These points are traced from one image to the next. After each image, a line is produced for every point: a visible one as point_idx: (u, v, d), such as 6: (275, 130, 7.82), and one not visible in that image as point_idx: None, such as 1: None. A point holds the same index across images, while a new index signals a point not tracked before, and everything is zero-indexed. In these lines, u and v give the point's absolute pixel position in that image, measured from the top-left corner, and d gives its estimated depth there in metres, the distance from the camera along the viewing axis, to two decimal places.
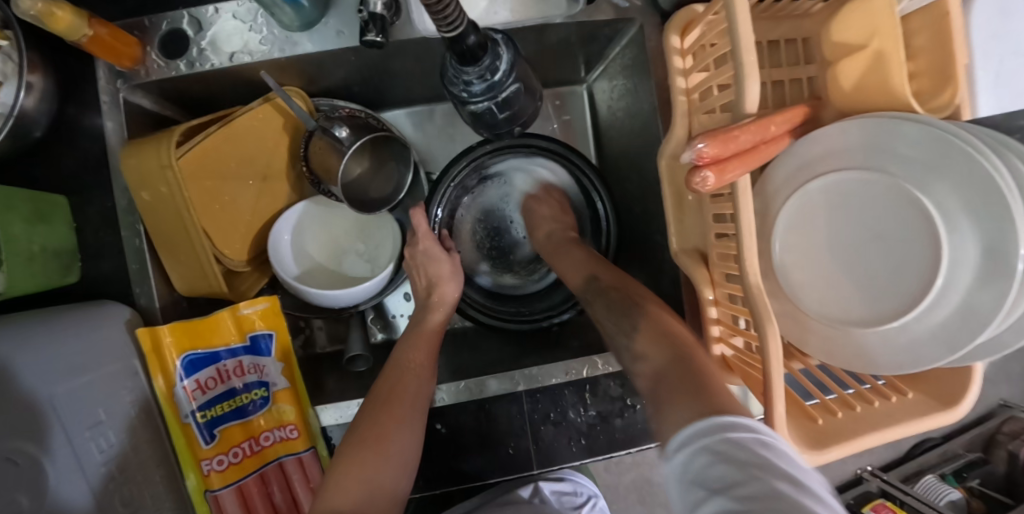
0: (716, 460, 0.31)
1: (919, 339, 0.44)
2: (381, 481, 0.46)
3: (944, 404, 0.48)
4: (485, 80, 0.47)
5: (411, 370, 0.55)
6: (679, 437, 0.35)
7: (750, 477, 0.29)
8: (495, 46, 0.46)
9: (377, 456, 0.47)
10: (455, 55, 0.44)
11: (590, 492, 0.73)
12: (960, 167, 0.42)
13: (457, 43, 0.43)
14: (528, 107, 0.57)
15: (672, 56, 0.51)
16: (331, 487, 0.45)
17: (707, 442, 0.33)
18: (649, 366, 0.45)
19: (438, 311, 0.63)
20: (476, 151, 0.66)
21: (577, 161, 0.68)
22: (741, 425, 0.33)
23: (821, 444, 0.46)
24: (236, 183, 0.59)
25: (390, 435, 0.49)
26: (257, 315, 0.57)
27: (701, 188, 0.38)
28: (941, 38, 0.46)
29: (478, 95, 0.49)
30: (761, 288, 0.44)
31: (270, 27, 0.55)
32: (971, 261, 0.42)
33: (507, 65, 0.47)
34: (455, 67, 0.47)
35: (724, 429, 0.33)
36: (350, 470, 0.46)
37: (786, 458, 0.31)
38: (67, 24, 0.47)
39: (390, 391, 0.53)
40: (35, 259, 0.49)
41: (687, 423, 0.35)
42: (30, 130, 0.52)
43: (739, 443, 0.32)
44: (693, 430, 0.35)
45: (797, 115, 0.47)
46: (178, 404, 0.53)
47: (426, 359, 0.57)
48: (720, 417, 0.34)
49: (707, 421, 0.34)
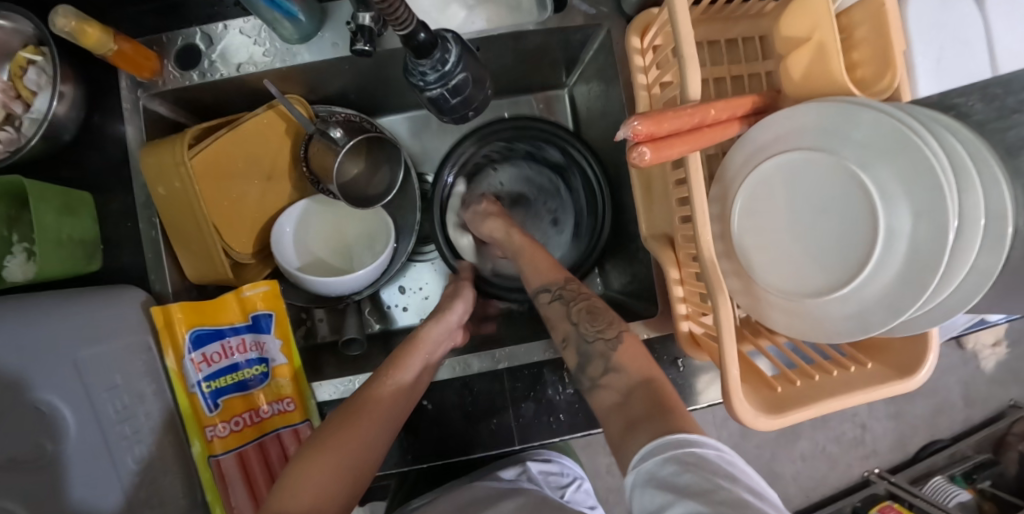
0: (684, 469, 0.37)
1: (865, 308, 0.47)
2: (335, 485, 0.47)
3: (900, 374, 0.50)
4: (437, 70, 0.51)
5: (390, 382, 0.56)
6: (647, 450, 0.41)
7: (717, 486, 0.35)
8: (445, 42, 0.51)
9: (338, 460, 0.48)
10: (411, 49, 0.48)
11: (575, 474, 0.76)
12: (903, 150, 0.45)
13: (409, 40, 0.47)
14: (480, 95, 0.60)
15: (633, 55, 0.56)
16: (289, 486, 0.46)
17: (674, 454, 0.39)
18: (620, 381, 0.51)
19: (438, 321, 0.63)
20: (477, 134, 0.74)
21: (559, 132, 0.73)
22: (702, 442, 0.40)
23: (779, 409, 0.49)
24: (242, 181, 0.65)
25: (361, 433, 0.51)
26: (258, 297, 0.62)
27: (638, 162, 0.42)
28: (878, 29, 0.49)
29: (432, 84, 0.53)
30: (715, 261, 0.47)
31: (272, 41, 0.61)
32: (905, 234, 0.46)
33: (456, 57, 0.52)
34: (412, 60, 0.51)
35: (688, 445, 0.39)
36: (309, 469, 0.47)
37: (736, 468, 0.39)
38: (95, 40, 0.53)
39: (370, 391, 0.55)
40: (62, 246, 0.56)
41: (657, 437, 0.41)
42: (60, 134, 0.59)
43: (704, 458, 0.38)
44: (660, 444, 0.41)
45: (742, 105, 0.51)
46: (185, 374, 0.58)
47: (408, 375, 0.58)
48: (683, 433, 0.41)
49: (673, 436, 0.41)
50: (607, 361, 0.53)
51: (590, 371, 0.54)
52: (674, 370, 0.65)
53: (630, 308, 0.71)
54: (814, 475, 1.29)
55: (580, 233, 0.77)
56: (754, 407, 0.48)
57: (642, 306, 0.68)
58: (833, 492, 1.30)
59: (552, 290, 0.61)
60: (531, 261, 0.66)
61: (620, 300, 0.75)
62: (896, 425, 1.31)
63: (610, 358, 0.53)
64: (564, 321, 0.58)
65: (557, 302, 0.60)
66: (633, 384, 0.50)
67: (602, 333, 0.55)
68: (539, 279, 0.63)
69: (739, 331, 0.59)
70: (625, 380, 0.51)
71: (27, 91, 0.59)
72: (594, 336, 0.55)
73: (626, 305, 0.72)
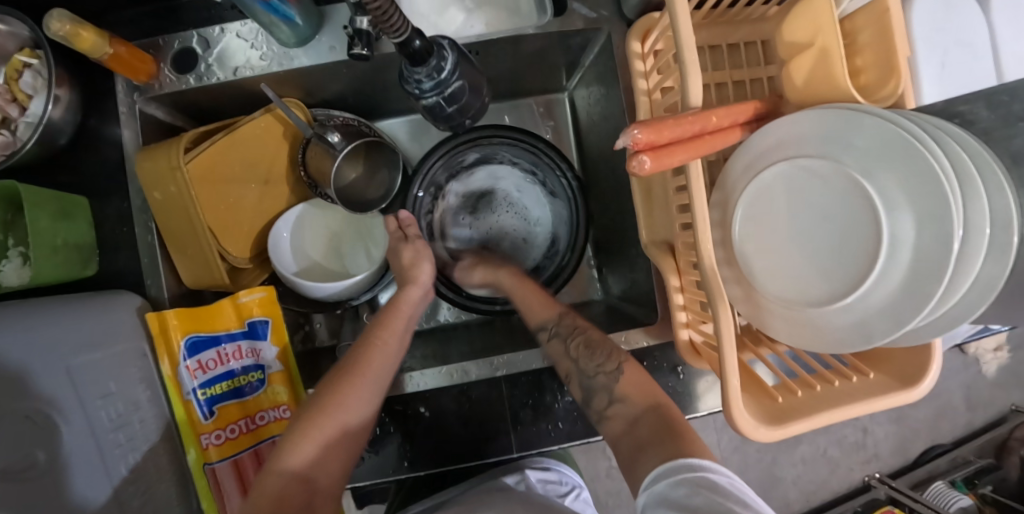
0: (697, 491, 0.39)
1: (868, 317, 0.46)
2: (334, 450, 0.52)
3: (904, 384, 0.50)
4: (433, 79, 0.50)
5: (377, 346, 0.58)
6: (660, 471, 0.43)
7: (728, 510, 0.37)
8: (440, 50, 0.50)
9: (333, 427, 0.52)
10: (405, 57, 0.48)
11: (574, 483, 0.76)
12: (906, 157, 0.45)
13: (404, 47, 0.46)
14: (477, 102, 0.60)
15: (634, 59, 0.55)
16: (287, 450, 0.50)
17: (687, 477, 0.41)
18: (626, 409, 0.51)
19: (415, 286, 0.64)
20: (443, 145, 0.72)
21: (537, 143, 0.73)
22: (715, 468, 0.41)
23: (781, 420, 0.48)
24: (239, 186, 0.65)
25: (350, 404, 0.53)
26: (254, 303, 0.62)
27: (638, 171, 0.42)
28: (882, 34, 0.49)
29: (427, 92, 0.52)
30: (716, 270, 0.47)
31: (269, 45, 0.61)
32: (909, 242, 0.45)
33: (452, 64, 0.51)
34: (407, 68, 0.50)
35: (701, 469, 0.41)
36: (307, 435, 0.51)
37: (747, 495, 0.40)
38: (91, 44, 0.53)
39: (356, 360, 0.56)
40: (57, 252, 0.55)
41: (671, 460, 0.43)
42: (56, 138, 0.59)
43: (716, 483, 0.40)
44: (673, 466, 0.42)
45: (743, 111, 0.50)
46: (181, 381, 0.57)
47: (392, 337, 0.60)
48: (696, 457, 0.42)
49: (686, 459, 0.42)
50: (611, 393, 0.53)
51: (596, 405, 0.53)
52: (674, 378, 0.64)
53: (630, 315, 0.70)
54: (815, 479, 1.28)
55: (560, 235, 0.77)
56: (755, 418, 0.47)
57: (642, 312, 0.67)
58: (833, 497, 1.28)
59: (550, 328, 0.60)
60: (523, 298, 0.65)
61: (619, 306, 0.74)
62: (897, 429, 1.30)
63: (614, 390, 0.53)
64: (565, 359, 0.57)
65: (556, 340, 0.59)
66: (640, 413, 0.50)
67: (602, 368, 0.54)
68: (536, 318, 0.62)
69: (740, 340, 0.58)
70: (632, 411, 0.51)
71: (23, 95, 0.59)
72: (596, 371, 0.54)
73: (626, 311, 0.72)
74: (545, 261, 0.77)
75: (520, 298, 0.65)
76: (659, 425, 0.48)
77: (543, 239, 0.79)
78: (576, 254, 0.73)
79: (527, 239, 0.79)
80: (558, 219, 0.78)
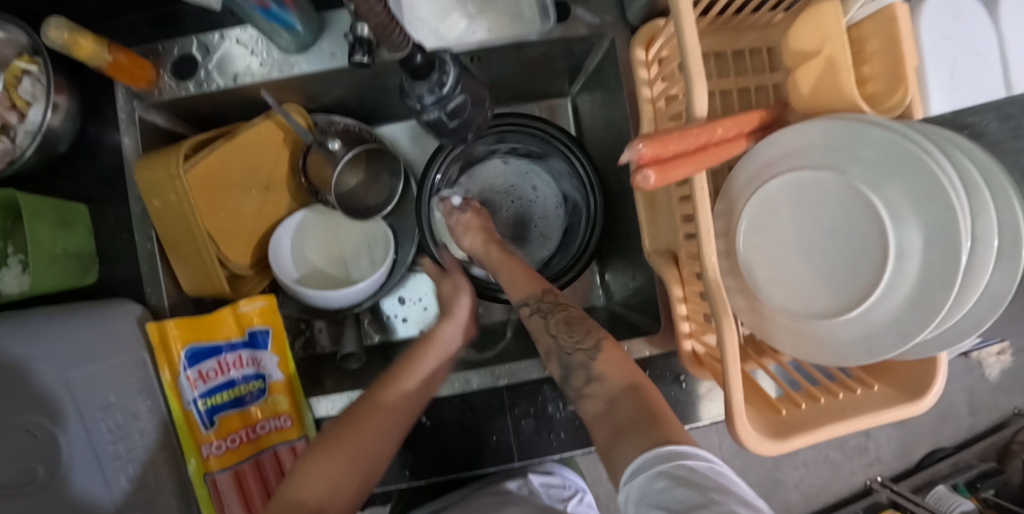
0: (675, 484, 0.36)
1: (874, 330, 0.46)
2: (347, 482, 0.49)
3: (909, 396, 0.49)
4: (435, 94, 0.50)
5: (405, 377, 0.57)
6: (636, 464, 0.40)
7: (709, 499, 0.34)
8: (443, 64, 0.49)
9: (349, 455, 0.50)
10: (406, 71, 0.48)
11: (577, 487, 0.76)
12: (914, 170, 0.44)
13: (406, 60, 0.47)
14: (480, 117, 0.58)
15: (638, 67, 0.55)
16: (301, 478, 0.49)
17: (664, 468, 0.38)
18: (607, 388, 0.50)
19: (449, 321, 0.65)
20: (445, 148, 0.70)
21: (549, 128, 0.71)
22: (692, 454, 0.39)
23: (783, 433, 0.48)
24: (239, 193, 0.64)
25: (368, 435, 0.52)
26: (255, 312, 0.62)
27: (643, 186, 0.41)
28: (890, 42, 0.48)
29: (429, 107, 0.51)
30: (720, 281, 0.46)
31: (269, 52, 0.60)
32: (916, 254, 0.45)
33: (454, 80, 0.50)
34: (408, 82, 0.50)
35: (679, 457, 0.38)
36: (322, 463, 0.49)
37: (729, 480, 0.38)
38: (89, 51, 0.52)
39: (380, 392, 0.55)
40: (55, 261, 0.55)
41: (646, 451, 0.40)
42: (54, 145, 0.58)
43: (695, 470, 0.37)
44: (648, 458, 0.39)
45: (749, 121, 0.50)
46: (181, 392, 0.57)
47: (421, 372, 0.59)
48: (672, 444, 0.40)
49: (660, 449, 0.40)
50: (590, 371, 0.52)
51: (574, 383, 0.53)
52: (677, 387, 0.64)
53: (632, 323, 0.70)
54: (815, 482, 1.28)
55: (579, 222, 0.74)
56: (758, 431, 0.47)
57: (645, 321, 0.67)
58: (834, 500, 1.28)
59: (533, 303, 0.62)
60: (510, 274, 0.66)
61: (621, 314, 0.74)
62: (900, 433, 1.29)
63: (593, 368, 0.52)
64: (544, 334, 0.59)
65: (538, 316, 0.60)
66: (618, 392, 0.49)
67: (580, 345, 0.55)
68: (520, 293, 0.63)
69: (743, 350, 0.58)
70: (609, 389, 0.50)
71: (22, 101, 0.58)
72: (574, 348, 0.55)
73: (628, 319, 0.71)
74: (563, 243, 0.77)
75: (504, 271, 0.67)
76: (636, 406, 0.47)
77: (559, 219, 0.79)
78: (595, 234, 0.70)
79: (544, 225, 0.80)
80: (574, 210, 0.76)
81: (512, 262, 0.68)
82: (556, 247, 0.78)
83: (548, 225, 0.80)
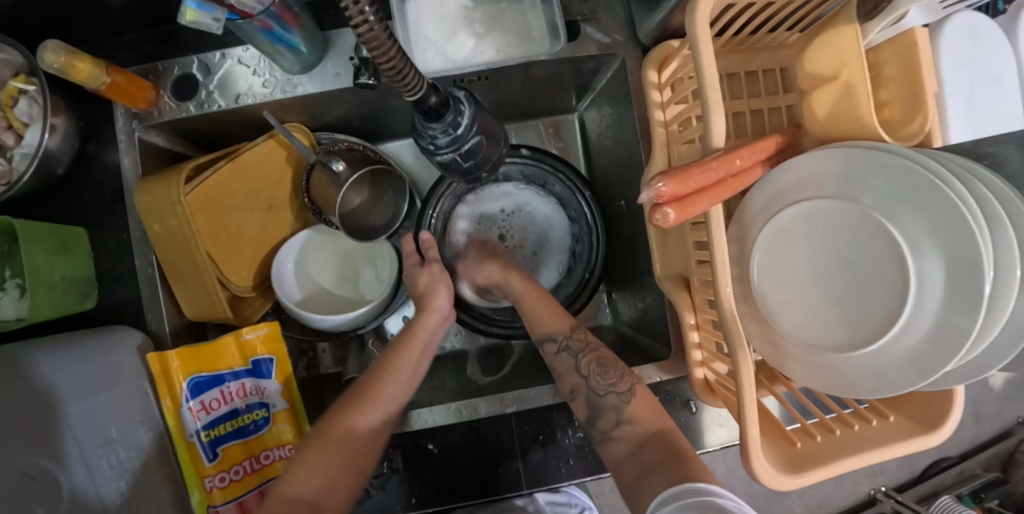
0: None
1: (893, 364, 0.45)
2: (342, 476, 0.51)
3: (925, 428, 0.48)
4: (449, 134, 0.48)
5: (389, 374, 0.59)
6: (664, 498, 0.41)
7: None
8: (457, 103, 0.48)
9: (341, 449, 0.52)
10: (419, 112, 0.46)
11: (583, 504, 0.75)
12: (931, 199, 0.43)
13: (420, 103, 0.45)
14: (495, 153, 0.57)
15: (650, 89, 0.53)
16: (295, 476, 0.50)
17: (691, 501, 0.38)
18: (636, 431, 0.50)
19: (430, 313, 0.65)
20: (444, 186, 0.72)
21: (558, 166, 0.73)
22: (719, 493, 0.39)
23: (798, 467, 0.47)
24: (241, 215, 0.63)
25: (359, 434, 0.54)
26: (258, 340, 0.61)
27: (662, 223, 0.41)
28: (910, 68, 0.47)
29: (443, 148, 0.50)
30: (735, 313, 0.45)
31: (271, 72, 0.59)
32: (938, 286, 0.43)
33: (469, 119, 0.49)
34: (421, 124, 0.48)
35: (706, 494, 0.38)
36: (315, 459, 0.51)
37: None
38: (87, 74, 0.51)
39: (366, 389, 0.58)
40: (55, 288, 0.54)
41: (675, 485, 0.41)
42: (52, 168, 0.57)
43: (721, 507, 0.37)
44: (677, 491, 0.40)
45: (764, 148, 0.49)
46: (183, 424, 0.57)
47: (405, 365, 0.61)
48: (702, 482, 0.40)
49: (689, 484, 0.40)
50: (620, 413, 0.52)
51: (602, 424, 0.53)
52: (687, 413, 0.64)
53: (642, 346, 0.69)
54: (819, 493, 1.27)
55: (581, 256, 0.75)
56: (773, 466, 0.46)
57: (655, 345, 0.66)
58: (839, 511, 1.27)
59: (559, 340, 0.60)
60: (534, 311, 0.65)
61: (629, 335, 0.73)
62: None
63: (624, 411, 0.52)
64: (573, 373, 0.57)
65: (565, 353, 0.59)
66: (647, 436, 0.49)
67: (615, 387, 0.54)
68: (544, 329, 0.61)
69: (756, 377, 0.57)
70: (639, 433, 0.50)
71: (20, 122, 0.57)
72: (605, 389, 0.54)
73: (637, 341, 0.70)
74: (567, 273, 0.76)
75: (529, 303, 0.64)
76: None
77: (564, 251, 0.78)
78: (599, 223, 0.72)
79: (543, 261, 0.78)
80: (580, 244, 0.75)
81: (537, 294, 0.65)
82: (565, 270, 0.77)
83: (550, 249, 0.78)
